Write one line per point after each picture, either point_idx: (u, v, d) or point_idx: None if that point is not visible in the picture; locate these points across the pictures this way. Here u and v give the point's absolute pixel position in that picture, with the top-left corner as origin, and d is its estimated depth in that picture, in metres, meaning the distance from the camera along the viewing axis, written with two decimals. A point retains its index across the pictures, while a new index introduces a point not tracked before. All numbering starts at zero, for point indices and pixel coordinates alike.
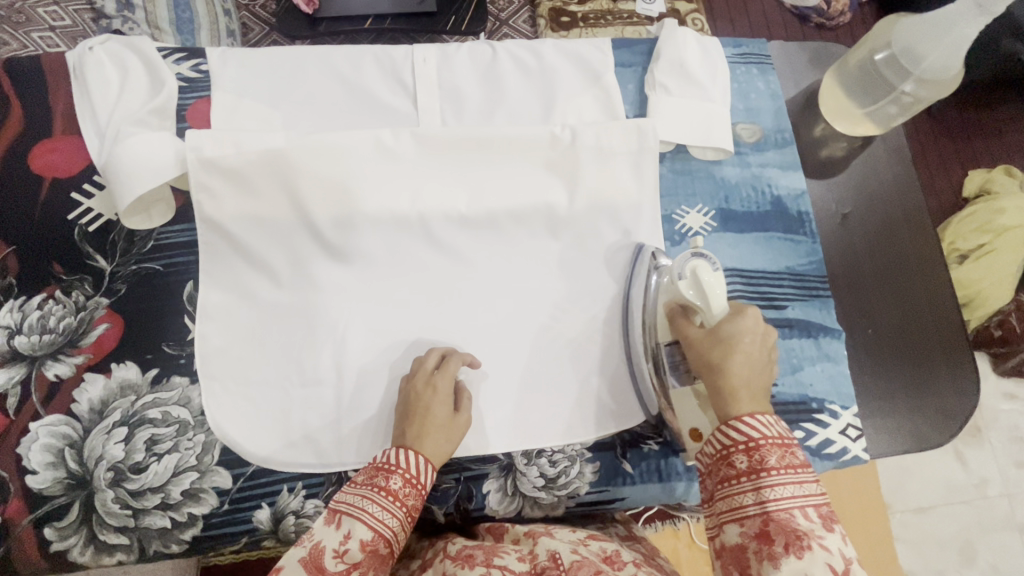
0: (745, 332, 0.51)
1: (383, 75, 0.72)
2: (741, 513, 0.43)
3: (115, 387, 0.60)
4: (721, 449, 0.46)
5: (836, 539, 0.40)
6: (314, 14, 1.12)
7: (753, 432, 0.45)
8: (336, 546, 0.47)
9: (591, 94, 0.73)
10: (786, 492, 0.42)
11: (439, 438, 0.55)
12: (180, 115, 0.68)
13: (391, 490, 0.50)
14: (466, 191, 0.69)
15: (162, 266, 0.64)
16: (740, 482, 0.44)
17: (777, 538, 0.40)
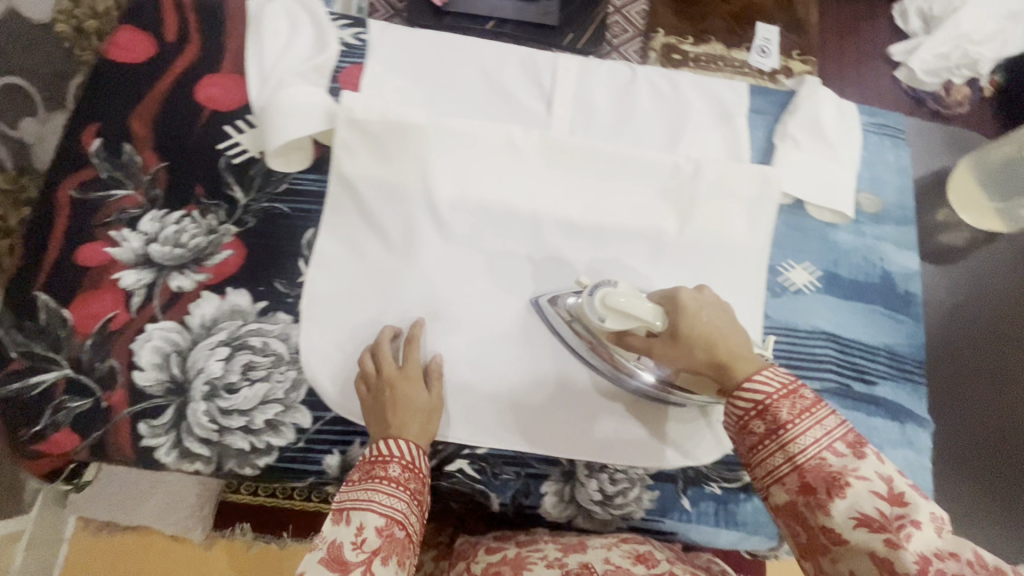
0: (695, 314, 0.50)
1: (525, 74, 0.75)
2: (778, 475, 0.42)
3: (226, 310, 0.64)
4: (736, 416, 0.45)
5: (871, 463, 0.40)
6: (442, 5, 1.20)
7: (759, 394, 0.44)
8: (353, 538, 0.50)
9: (720, 132, 0.74)
10: (809, 438, 0.42)
11: (418, 420, 0.58)
12: (334, 75, 0.73)
13: (390, 476, 0.53)
14: (582, 200, 0.70)
15: (289, 209, 0.68)
16: (765, 446, 0.43)
17: (817, 487, 0.40)
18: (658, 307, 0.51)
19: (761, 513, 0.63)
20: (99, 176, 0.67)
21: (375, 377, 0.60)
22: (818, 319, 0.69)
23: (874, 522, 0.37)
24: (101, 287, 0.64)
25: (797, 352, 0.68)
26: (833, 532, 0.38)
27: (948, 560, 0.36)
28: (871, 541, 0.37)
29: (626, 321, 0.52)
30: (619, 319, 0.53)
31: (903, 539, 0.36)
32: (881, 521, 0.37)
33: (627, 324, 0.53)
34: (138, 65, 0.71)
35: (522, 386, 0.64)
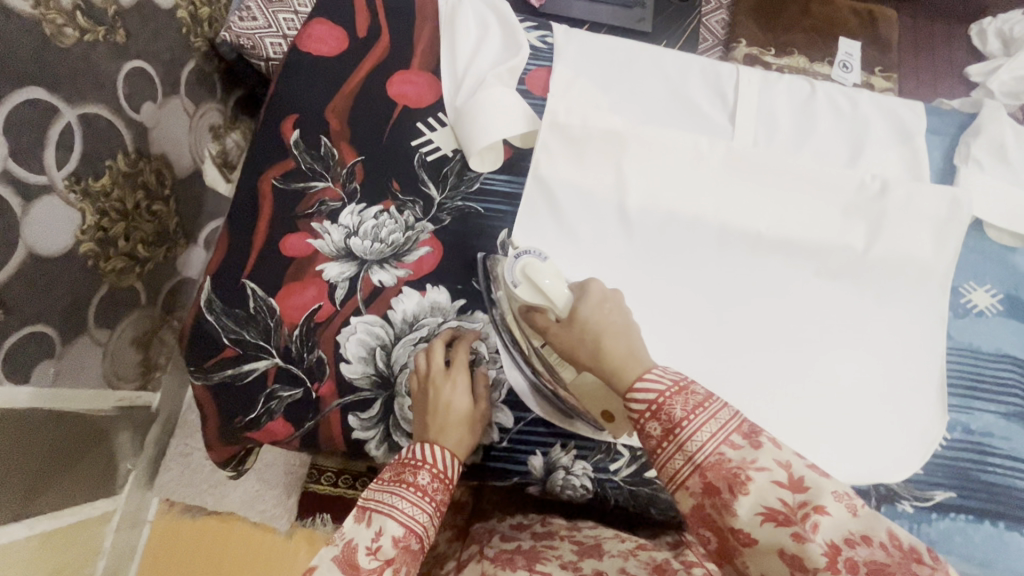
0: (587, 305, 0.52)
1: (707, 85, 0.75)
2: (680, 479, 0.43)
3: (426, 306, 0.65)
4: (635, 418, 0.45)
5: (767, 453, 0.41)
6: (539, 7, 1.24)
7: (651, 394, 0.44)
8: (369, 543, 0.49)
9: (898, 151, 0.75)
10: (704, 435, 0.42)
11: (457, 428, 0.57)
12: (521, 77, 0.73)
13: (420, 484, 0.52)
14: (768, 213, 0.71)
15: (482, 209, 0.69)
16: (665, 447, 0.43)
17: (720, 486, 0.41)
18: (566, 293, 0.54)
19: (956, 534, 0.63)
20: (300, 167, 0.68)
21: (423, 376, 0.60)
22: (1002, 343, 0.69)
23: (779, 516, 0.39)
24: (305, 277, 0.64)
25: (982, 376, 0.68)
26: (743, 533, 0.40)
27: (858, 544, 0.38)
28: (778, 536, 0.39)
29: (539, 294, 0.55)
30: (530, 293, 0.56)
31: (810, 532, 0.38)
32: (785, 513, 0.39)
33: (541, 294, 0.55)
34: (331, 58, 0.72)
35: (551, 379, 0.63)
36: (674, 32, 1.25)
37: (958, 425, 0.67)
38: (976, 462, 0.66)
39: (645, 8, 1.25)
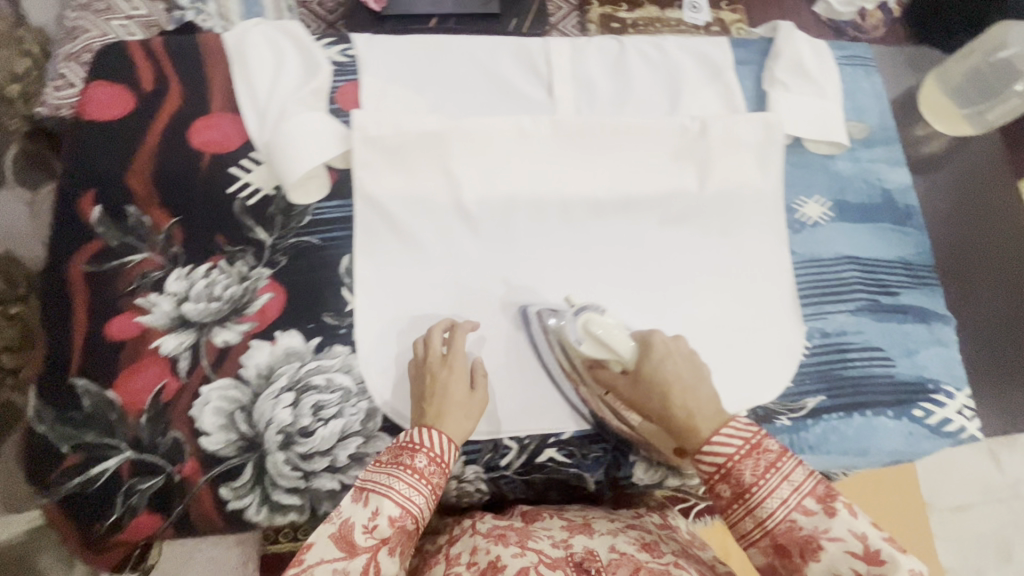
0: (655, 358, 0.55)
1: (519, 64, 0.75)
2: (749, 535, 0.49)
3: (281, 354, 0.62)
4: (705, 476, 0.51)
5: (842, 522, 0.46)
6: (380, 12, 1.25)
7: (720, 458, 0.49)
8: (365, 522, 0.49)
9: (713, 89, 0.77)
10: (776, 500, 0.47)
11: (457, 416, 0.57)
12: (331, 96, 0.71)
13: (417, 467, 0.52)
14: (603, 179, 0.72)
15: (319, 240, 0.66)
16: (734, 509, 0.49)
17: (791, 549, 0.47)
18: (633, 343, 0.56)
19: (830, 434, 0.67)
20: (110, 245, 0.63)
21: (422, 362, 0.61)
22: (838, 246, 0.74)
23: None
24: (141, 359, 0.60)
25: (827, 280, 0.73)
26: None
27: None
28: None
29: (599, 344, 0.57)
30: (591, 350, 0.58)
31: None
32: None
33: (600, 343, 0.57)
34: (120, 121, 0.67)
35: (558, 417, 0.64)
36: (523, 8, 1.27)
37: (816, 332, 0.71)
38: (839, 361, 0.70)
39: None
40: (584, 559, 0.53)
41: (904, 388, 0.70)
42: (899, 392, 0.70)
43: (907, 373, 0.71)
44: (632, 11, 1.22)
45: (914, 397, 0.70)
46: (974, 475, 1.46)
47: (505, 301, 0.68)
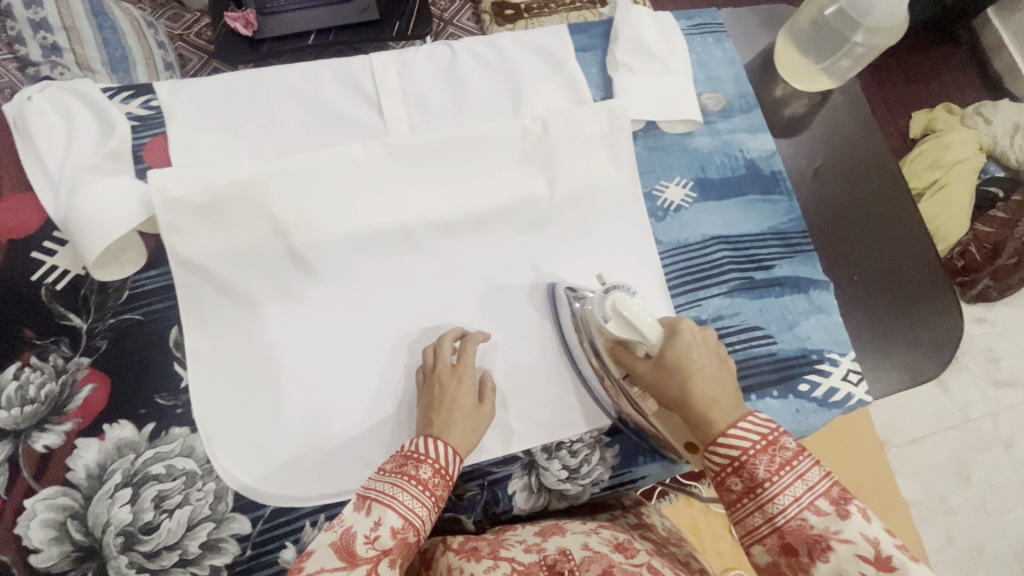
0: (681, 340, 0.51)
1: (343, 87, 0.70)
2: (759, 533, 0.45)
3: (112, 449, 0.57)
4: (715, 470, 0.48)
5: (856, 525, 0.41)
6: (253, 36, 1.25)
7: (733, 450, 0.46)
8: (367, 532, 0.45)
9: (556, 82, 0.73)
10: (788, 497, 0.44)
11: (463, 427, 0.56)
12: (137, 155, 0.65)
13: (422, 478, 0.49)
14: (448, 197, 0.68)
15: (142, 316, 0.61)
16: (744, 503, 0.45)
17: (799, 548, 0.42)
18: (660, 328, 0.52)
19: None
20: None
21: (430, 369, 0.60)
22: (705, 227, 0.71)
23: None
24: None
25: (698, 264, 0.70)
26: None
27: None
28: None
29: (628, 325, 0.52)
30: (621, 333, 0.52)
31: None
32: None
33: (630, 326, 0.52)
34: None
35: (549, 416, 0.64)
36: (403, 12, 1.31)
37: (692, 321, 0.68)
38: None
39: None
40: (557, 561, 0.48)
41: (788, 364, 0.68)
42: (783, 368, 0.68)
43: (789, 347, 0.69)
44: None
45: (799, 371, 0.68)
46: (924, 406, 1.43)
47: (362, 344, 0.64)
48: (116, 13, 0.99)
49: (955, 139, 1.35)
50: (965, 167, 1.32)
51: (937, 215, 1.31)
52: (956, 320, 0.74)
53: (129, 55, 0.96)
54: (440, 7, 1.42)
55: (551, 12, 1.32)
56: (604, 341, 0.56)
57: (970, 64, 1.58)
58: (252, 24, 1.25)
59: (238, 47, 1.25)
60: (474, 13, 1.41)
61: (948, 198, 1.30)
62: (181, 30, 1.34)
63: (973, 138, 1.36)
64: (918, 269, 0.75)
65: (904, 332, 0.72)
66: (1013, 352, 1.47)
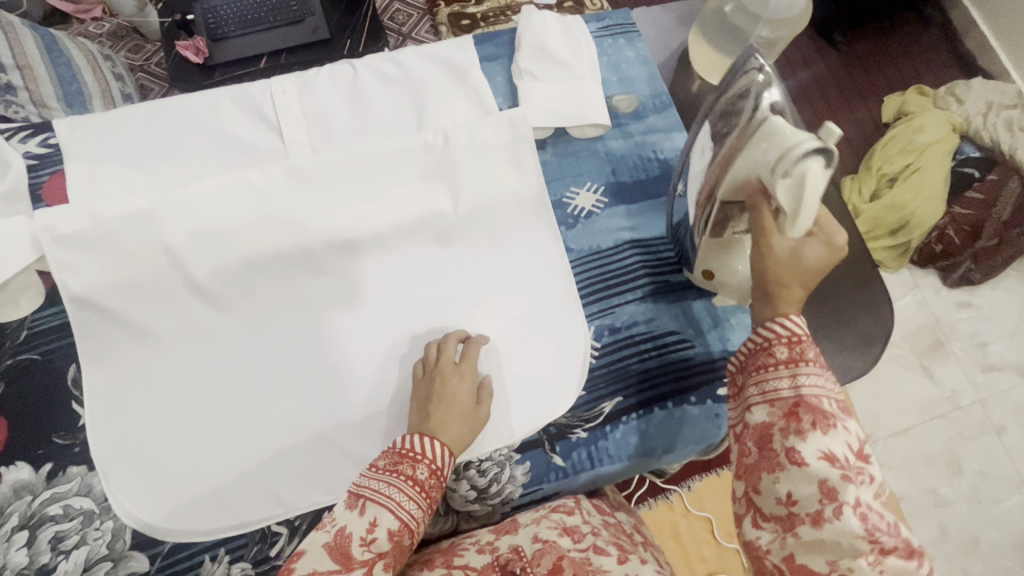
0: (807, 240, 0.48)
1: (244, 113, 0.70)
2: (774, 396, 0.47)
3: (8, 491, 0.56)
4: (764, 338, 0.48)
5: (854, 423, 0.45)
6: (205, 63, 1.21)
7: (797, 328, 0.47)
8: (363, 534, 0.47)
9: (461, 93, 0.72)
10: (818, 380, 0.46)
11: (457, 425, 0.55)
12: (35, 194, 0.65)
13: (417, 480, 0.50)
14: (349, 216, 0.67)
15: (40, 355, 0.61)
16: (778, 368, 0.47)
17: (805, 417, 0.45)
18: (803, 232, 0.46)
19: (631, 436, 0.63)
20: None
21: (431, 366, 0.59)
22: (618, 231, 0.70)
23: (838, 461, 0.43)
24: None
25: (610, 271, 0.69)
26: (796, 456, 0.44)
27: (873, 510, 0.41)
28: (827, 473, 0.43)
29: (793, 174, 0.44)
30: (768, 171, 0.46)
31: (856, 482, 0.42)
32: (844, 462, 0.43)
33: (795, 178, 0.44)
34: None
35: (543, 408, 0.63)
36: (355, 27, 1.28)
37: (604, 330, 0.67)
38: (629, 356, 0.66)
39: (316, 15, 1.26)
40: (509, 561, 0.50)
41: (705, 366, 0.66)
42: (702, 372, 0.65)
43: (705, 351, 0.66)
44: (481, 5, 1.31)
45: (719, 374, 0.65)
46: (911, 396, 1.28)
47: (261, 370, 0.62)
48: (71, 50, 0.97)
49: (927, 120, 1.28)
50: (937, 149, 1.25)
51: (912, 200, 1.23)
52: (885, 318, 0.72)
53: (85, 90, 0.95)
54: (398, 22, 1.39)
55: (506, 18, 1.31)
56: (759, 167, 0.47)
57: (941, 43, 1.50)
58: (202, 50, 1.20)
59: (191, 73, 1.22)
60: (431, 24, 1.40)
61: (921, 182, 1.23)
62: (142, 62, 1.32)
63: (945, 118, 1.28)
64: (834, 273, 0.73)
65: (823, 336, 0.71)
66: (1001, 336, 1.33)
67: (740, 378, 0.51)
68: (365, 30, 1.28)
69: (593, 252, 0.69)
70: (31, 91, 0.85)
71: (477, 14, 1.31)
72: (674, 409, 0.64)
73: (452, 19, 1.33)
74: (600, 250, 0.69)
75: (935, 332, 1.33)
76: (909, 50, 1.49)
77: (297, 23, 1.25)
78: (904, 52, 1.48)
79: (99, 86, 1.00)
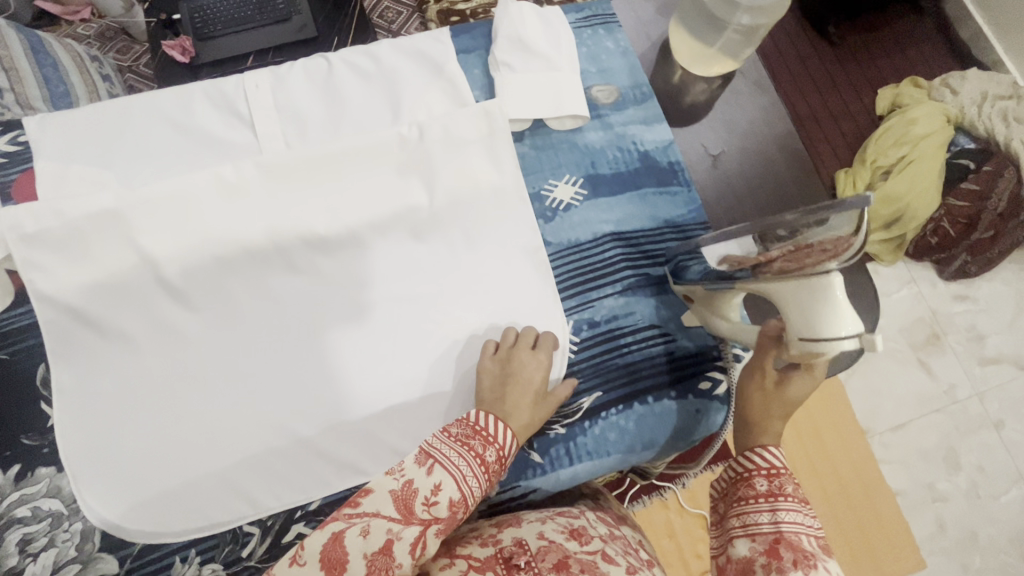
0: (797, 376, 0.50)
1: (217, 109, 0.69)
2: (755, 530, 0.45)
3: None
4: (743, 469, 0.49)
5: (836, 567, 0.43)
6: (191, 62, 1.19)
7: (775, 462, 0.48)
8: (428, 493, 0.44)
9: (437, 87, 0.71)
10: (798, 518, 0.45)
11: (525, 409, 0.54)
12: (5, 192, 0.64)
13: (486, 459, 0.48)
14: (323, 212, 0.66)
15: (9, 355, 0.60)
16: (757, 501, 0.46)
17: (786, 554, 0.43)
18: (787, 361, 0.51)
19: (611, 431, 0.62)
20: None
21: (506, 347, 0.60)
22: (598, 225, 0.69)
23: None
24: None
25: (590, 264, 0.67)
26: None
27: None
28: None
29: (815, 344, 0.46)
30: (799, 319, 0.47)
31: None
32: None
33: (815, 349, 0.46)
34: None
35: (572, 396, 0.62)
36: (341, 25, 1.27)
37: (583, 324, 0.65)
38: (610, 350, 0.65)
39: (302, 13, 1.23)
40: (513, 554, 0.48)
41: (686, 361, 0.65)
42: (683, 366, 0.64)
43: (685, 345, 0.65)
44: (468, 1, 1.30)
45: (700, 368, 0.65)
46: (907, 389, 1.27)
47: (234, 369, 0.62)
48: (56, 50, 0.95)
49: (920, 112, 1.25)
50: (932, 141, 1.22)
51: (908, 191, 1.21)
52: None
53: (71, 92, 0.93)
54: (386, 20, 1.38)
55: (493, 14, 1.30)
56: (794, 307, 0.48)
57: (935, 32, 1.47)
58: (189, 49, 1.18)
59: (178, 73, 1.20)
60: (420, 21, 1.38)
61: (915, 175, 1.20)
62: (130, 62, 1.32)
63: (939, 110, 1.26)
64: None
65: None
66: (998, 329, 1.32)
67: (722, 507, 0.50)
68: (352, 27, 1.27)
69: (573, 245, 0.68)
70: (18, 93, 0.83)
71: (465, 9, 1.30)
72: (649, 408, 0.63)
73: (440, 15, 1.31)
74: (580, 243, 0.68)
75: (930, 325, 1.31)
76: (906, 39, 1.46)
77: (283, 21, 1.23)
78: (900, 41, 1.46)
79: (84, 87, 0.98)
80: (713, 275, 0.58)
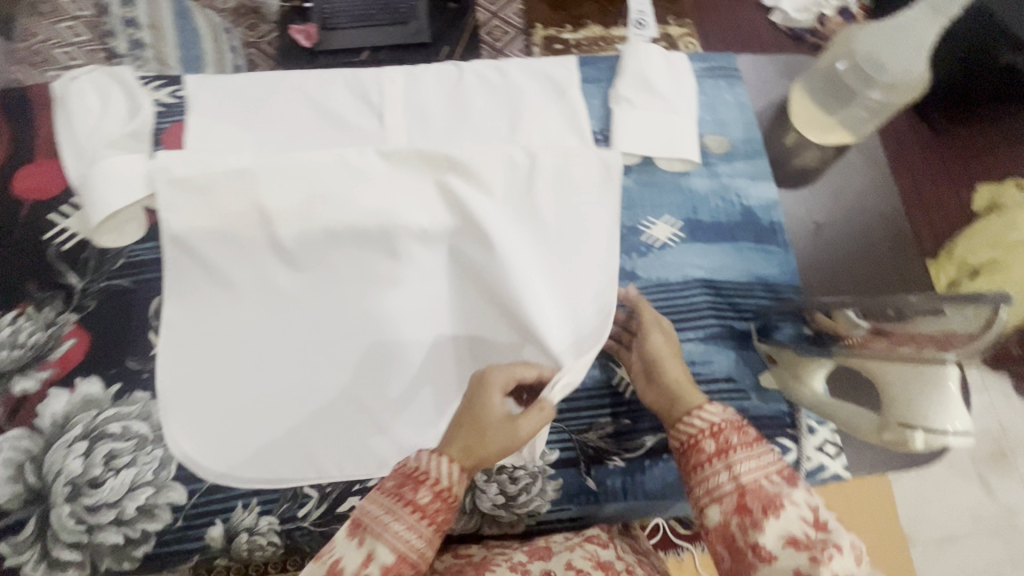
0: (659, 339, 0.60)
1: (352, 96, 0.74)
2: (718, 493, 0.46)
3: (78, 401, 0.61)
4: (686, 439, 0.50)
5: (802, 494, 0.44)
6: (312, 48, 1.27)
7: (708, 420, 0.49)
8: (358, 566, 0.42)
9: (557, 109, 0.74)
10: (752, 463, 0.46)
11: (483, 436, 0.49)
12: (156, 138, 0.71)
13: (420, 504, 0.44)
14: (430, 206, 0.68)
15: (130, 283, 0.66)
16: (710, 463, 0.47)
17: (754, 507, 0.43)
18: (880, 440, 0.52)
19: (669, 475, 0.61)
20: None
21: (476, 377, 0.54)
22: (690, 269, 0.69)
23: (802, 545, 0.41)
24: None
25: (676, 306, 0.68)
26: (761, 551, 0.42)
27: None
28: (795, 559, 0.40)
29: (916, 431, 0.47)
30: (904, 405, 0.48)
31: (825, 558, 0.39)
32: (807, 541, 0.41)
33: (915, 436, 0.47)
34: None
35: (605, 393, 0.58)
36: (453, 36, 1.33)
37: None
38: None
39: (420, 18, 1.28)
40: None
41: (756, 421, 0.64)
42: (755, 425, 0.64)
43: (760, 407, 0.64)
44: (577, 32, 1.33)
45: (772, 432, 0.63)
46: (962, 503, 1.19)
47: (321, 337, 0.65)
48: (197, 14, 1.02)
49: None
50: None
51: None
52: None
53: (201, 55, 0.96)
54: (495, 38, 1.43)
55: (595, 48, 1.33)
56: (900, 391, 0.48)
57: None
58: (312, 36, 1.26)
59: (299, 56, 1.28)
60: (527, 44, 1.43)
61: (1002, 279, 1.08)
62: (255, 39, 1.38)
63: None
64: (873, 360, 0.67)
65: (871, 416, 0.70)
66: None
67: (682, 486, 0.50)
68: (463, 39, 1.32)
69: (661, 283, 0.69)
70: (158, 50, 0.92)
71: (571, 40, 1.34)
72: None
73: (546, 41, 1.36)
74: (669, 284, 0.69)
75: (999, 441, 1.23)
76: None
77: (400, 23, 1.28)
78: None
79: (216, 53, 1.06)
80: (807, 340, 0.61)
